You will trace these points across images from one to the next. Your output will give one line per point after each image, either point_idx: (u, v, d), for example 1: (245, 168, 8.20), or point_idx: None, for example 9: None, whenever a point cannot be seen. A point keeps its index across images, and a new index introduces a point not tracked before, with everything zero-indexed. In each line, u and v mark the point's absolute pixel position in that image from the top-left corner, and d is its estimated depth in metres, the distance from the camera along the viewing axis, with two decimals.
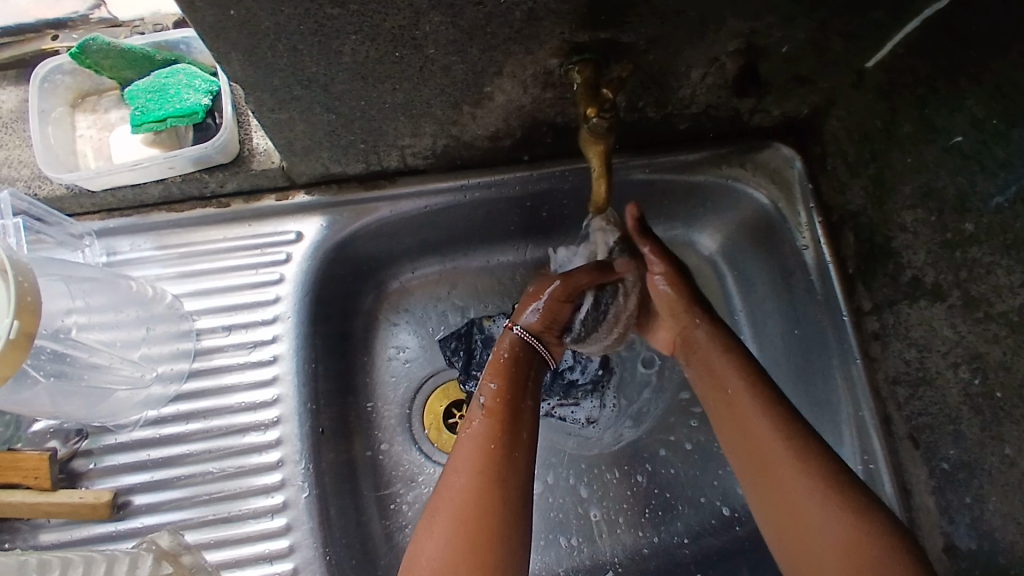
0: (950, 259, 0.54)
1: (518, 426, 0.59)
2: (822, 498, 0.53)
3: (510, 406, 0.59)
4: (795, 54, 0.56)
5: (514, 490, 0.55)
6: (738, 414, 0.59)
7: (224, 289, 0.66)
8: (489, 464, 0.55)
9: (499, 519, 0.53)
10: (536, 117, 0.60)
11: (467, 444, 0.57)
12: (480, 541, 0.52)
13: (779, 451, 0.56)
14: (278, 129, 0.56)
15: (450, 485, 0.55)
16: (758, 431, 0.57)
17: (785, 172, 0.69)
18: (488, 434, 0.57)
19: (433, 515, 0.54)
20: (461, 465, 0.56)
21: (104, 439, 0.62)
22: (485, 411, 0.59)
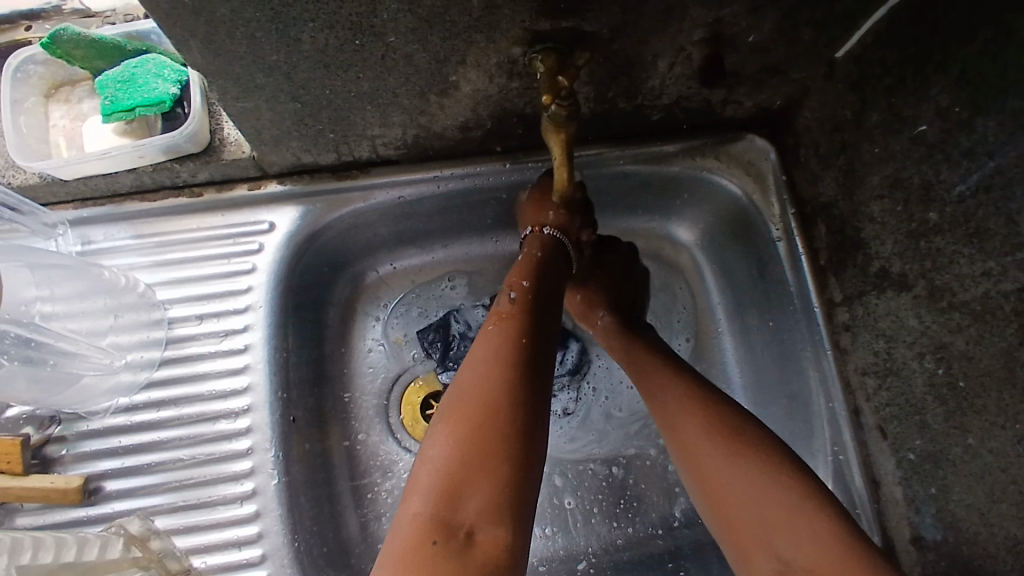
0: (915, 249, 0.54)
1: (542, 327, 0.57)
2: (735, 463, 0.54)
3: (536, 304, 0.58)
4: (763, 44, 0.56)
5: (535, 380, 0.52)
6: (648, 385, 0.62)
7: (197, 279, 0.66)
8: (514, 353, 0.53)
9: (520, 405, 0.50)
10: (505, 107, 0.60)
11: (492, 336, 0.55)
12: (495, 434, 0.48)
13: (691, 418, 0.57)
14: (245, 118, 0.56)
15: (473, 375, 0.52)
16: (675, 403, 0.59)
17: (760, 163, 0.68)
18: (511, 328, 0.55)
19: (449, 407, 0.51)
20: (483, 356, 0.53)
21: (77, 426, 0.62)
22: (512, 307, 0.57)
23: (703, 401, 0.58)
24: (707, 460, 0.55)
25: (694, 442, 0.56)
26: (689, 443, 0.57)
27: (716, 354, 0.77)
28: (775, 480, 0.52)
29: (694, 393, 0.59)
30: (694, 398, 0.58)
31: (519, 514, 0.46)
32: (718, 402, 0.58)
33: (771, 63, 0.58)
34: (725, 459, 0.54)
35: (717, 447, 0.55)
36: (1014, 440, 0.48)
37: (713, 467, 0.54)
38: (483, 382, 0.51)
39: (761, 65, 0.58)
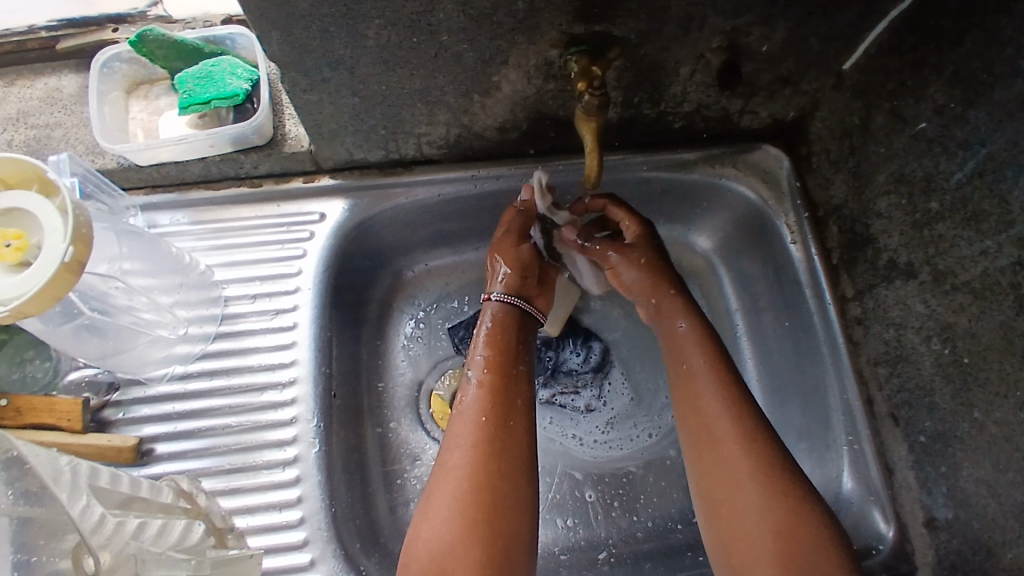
0: (920, 238, 0.58)
1: (518, 395, 0.64)
2: (744, 479, 0.58)
3: (499, 375, 0.65)
4: (776, 54, 0.61)
5: (510, 457, 0.60)
6: (692, 389, 0.64)
7: (252, 262, 0.72)
8: (484, 435, 0.60)
9: (497, 487, 0.58)
10: (540, 109, 0.66)
11: (460, 418, 0.62)
12: (477, 513, 0.56)
13: (716, 422, 0.61)
14: (309, 110, 0.63)
15: (449, 461, 0.59)
16: (704, 404, 0.62)
17: (775, 171, 0.73)
18: (477, 406, 0.62)
19: (435, 487, 0.59)
20: (458, 438, 0.61)
21: (135, 391, 0.67)
22: (477, 383, 0.64)
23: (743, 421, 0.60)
24: (717, 472, 0.59)
25: (710, 452, 0.60)
26: (709, 450, 0.60)
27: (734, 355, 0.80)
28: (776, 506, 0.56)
29: (723, 397, 0.62)
30: (718, 403, 0.61)
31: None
32: (738, 411, 0.61)
33: (783, 73, 0.64)
34: (734, 472, 0.58)
35: (728, 461, 0.59)
36: (1016, 407, 0.51)
37: (734, 485, 0.58)
38: (457, 469, 0.59)
39: (774, 75, 0.64)
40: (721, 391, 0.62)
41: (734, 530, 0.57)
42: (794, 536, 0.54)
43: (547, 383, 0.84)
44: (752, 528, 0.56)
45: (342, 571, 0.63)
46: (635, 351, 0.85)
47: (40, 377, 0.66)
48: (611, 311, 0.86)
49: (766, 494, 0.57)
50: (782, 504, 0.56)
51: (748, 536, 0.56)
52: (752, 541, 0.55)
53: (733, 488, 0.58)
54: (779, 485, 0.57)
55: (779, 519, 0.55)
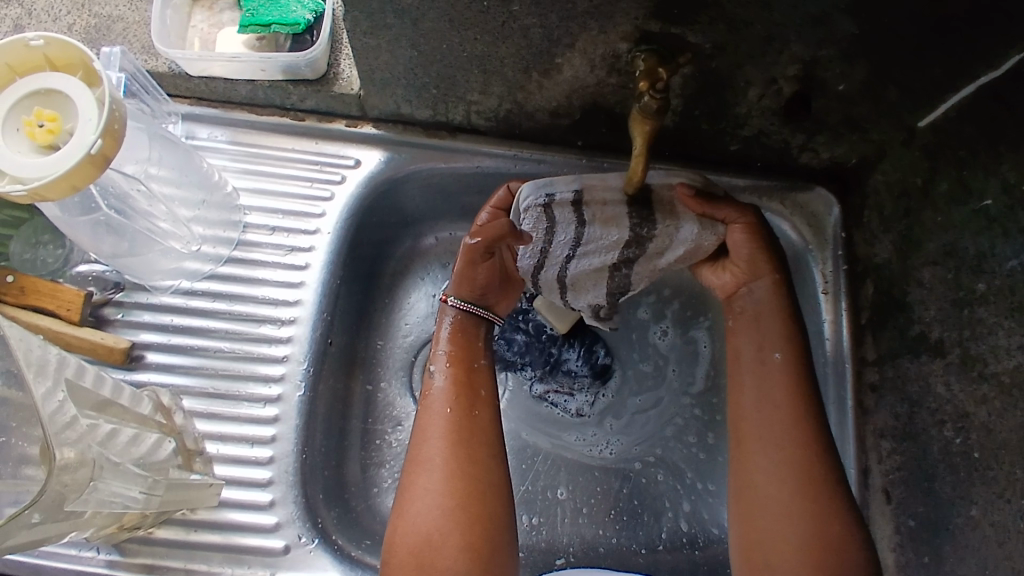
0: (958, 317, 0.55)
1: (484, 389, 0.66)
2: (782, 479, 0.58)
3: (463, 371, 0.66)
4: (851, 96, 0.58)
5: (481, 446, 0.62)
6: (760, 384, 0.62)
7: (279, 194, 0.71)
8: (452, 427, 0.62)
9: (467, 475, 0.60)
10: (597, 101, 0.64)
11: (428, 412, 0.63)
12: (457, 500, 0.58)
13: (774, 432, 0.60)
14: (365, 54, 0.61)
15: (420, 454, 0.61)
16: (773, 398, 0.61)
17: (823, 217, 0.70)
18: (443, 399, 0.64)
19: (410, 480, 0.60)
20: (429, 431, 0.62)
21: (138, 295, 0.67)
22: (442, 380, 0.65)
23: (808, 434, 0.59)
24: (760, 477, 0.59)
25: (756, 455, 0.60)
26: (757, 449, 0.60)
27: None
28: (801, 509, 0.57)
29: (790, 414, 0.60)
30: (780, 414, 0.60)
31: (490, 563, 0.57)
32: (805, 419, 0.60)
33: (855, 118, 0.61)
34: (773, 481, 0.59)
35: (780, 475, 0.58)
36: (1016, 513, 0.49)
37: (764, 473, 0.59)
38: (429, 461, 0.60)
39: (845, 118, 0.61)
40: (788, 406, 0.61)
41: (750, 508, 0.59)
42: (829, 554, 0.55)
43: (543, 379, 0.83)
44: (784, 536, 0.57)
45: (300, 519, 0.62)
46: (640, 367, 0.82)
47: (50, 263, 0.67)
48: (625, 321, 0.84)
49: (801, 506, 0.57)
50: (808, 513, 0.57)
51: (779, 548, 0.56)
52: (772, 534, 0.57)
53: (759, 471, 0.59)
54: (814, 493, 0.57)
55: (805, 525, 0.56)
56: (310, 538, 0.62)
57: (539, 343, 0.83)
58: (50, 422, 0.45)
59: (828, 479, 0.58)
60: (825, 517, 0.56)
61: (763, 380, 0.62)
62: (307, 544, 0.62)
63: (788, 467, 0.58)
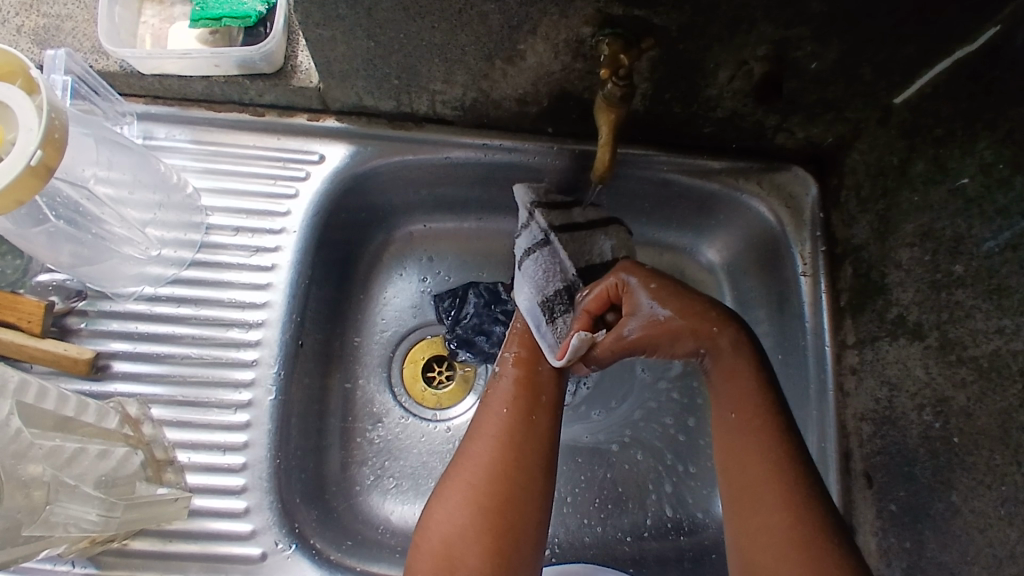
0: (936, 299, 0.55)
1: (549, 392, 0.62)
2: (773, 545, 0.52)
3: (529, 370, 0.63)
4: (825, 75, 0.56)
5: (533, 450, 0.58)
6: (736, 444, 0.57)
7: (242, 193, 0.69)
8: (508, 429, 0.59)
9: (515, 479, 0.56)
10: (564, 88, 0.62)
11: (486, 408, 0.61)
12: (493, 506, 0.55)
13: (754, 459, 0.56)
14: (320, 46, 0.59)
15: (470, 451, 0.58)
16: (750, 458, 0.56)
17: (800, 198, 0.69)
18: (502, 399, 0.61)
19: (453, 474, 0.58)
20: (483, 427, 0.60)
21: (102, 303, 0.65)
22: (506, 377, 0.63)
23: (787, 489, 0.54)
24: (746, 511, 0.55)
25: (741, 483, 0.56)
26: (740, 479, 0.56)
27: None
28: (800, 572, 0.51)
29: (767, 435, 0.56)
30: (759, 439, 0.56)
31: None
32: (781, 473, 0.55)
33: (829, 98, 0.59)
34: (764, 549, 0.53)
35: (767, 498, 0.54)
36: (996, 501, 0.49)
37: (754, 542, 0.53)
38: (477, 456, 0.58)
39: (819, 97, 0.59)
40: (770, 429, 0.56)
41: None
42: None
43: None
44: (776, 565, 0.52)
45: (276, 525, 0.62)
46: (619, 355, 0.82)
47: (8, 274, 0.65)
48: None
49: (792, 547, 0.52)
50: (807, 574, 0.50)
51: None
52: None
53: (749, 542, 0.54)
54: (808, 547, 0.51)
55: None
56: (287, 543, 0.61)
57: None
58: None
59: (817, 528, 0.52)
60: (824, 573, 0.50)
61: (739, 411, 0.57)
62: (284, 550, 0.61)
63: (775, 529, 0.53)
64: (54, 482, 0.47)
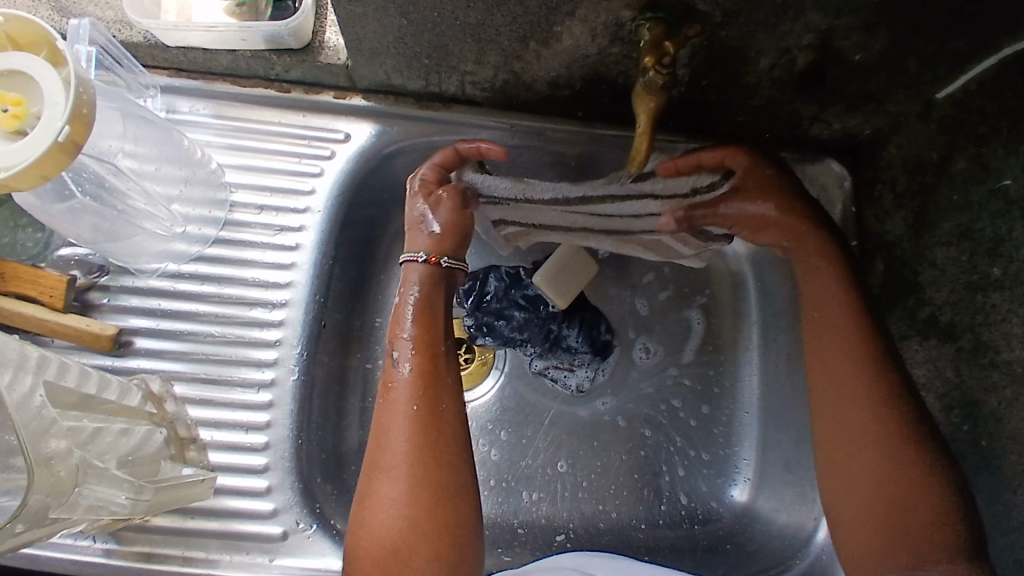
0: (970, 301, 0.54)
1: (448, 376, 0.61)
2: (865, 436, 0.56)
3: (427, 360, 0.60)
4: (868, 67, 0.54)
5: (446, 442, 0.57)
6: (824, 345, 0.59)
7: (265, 170, 0.68)
8: (416, 428, 0.57)
9: (439, 476, 0.56)
10: (598, 71, 0.60)
11: (391, 411, 0.58)
12: (422, 509, 0.55)
13: (848, 358, 0.58)
14: (350, 23, 0.57)
15: (385, 458, 0.57)
16: (841, 358, 0.58)
17: (833, 190, 0.67)
18: (404, 398, 0.58)
19: (373, 487, 0.56)
20: (391, 433, 0.57)
21: (124, 280, 0.65)
22: (408, 369, 0.59)
23: (882, 388, 0.56)
24: (833, 401, 0.58)
25: (835, 415, 0.57)
26: (837, 417, 0.57)
27: (739, 370, 0.79)
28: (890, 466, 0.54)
29: (869, 380, 0.56)
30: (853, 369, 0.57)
31: (462, 562, 0.55)
32: (877, 370, 0.57)
33: (870, 89, 0.57)
34: (857, 441, 0.56)
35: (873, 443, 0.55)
36: None
37: (848, 436, 0.56)
38: (395, 467, 0.56)
39: (860, 89, 0.57)
40: (863, 354, 0.57)
41: (839, 474, 0.57)
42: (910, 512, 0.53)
43: (543, 355, 0.78)
44: (866, 494, 0.55)
45: (297, 505, 0.62)
46: (638, 343, 0.82)
47: (30, 247, 0.64)
48: (624, 298, 0.82)
49: (881, 442, 0.55)
50: (898, 467, 0.54)
51: (867, 504, 0.55)
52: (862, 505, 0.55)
53: (840, 438, 0.57)
54: (899, 444, 0.55)
55: (902, 487, 0.54)
56: (307, 523, 0.62)
57: (538, 319, 0.76)
58: (16, 414, 0.44)
59: (907, 427, 0.55)
60: (909, 468, 0.54)
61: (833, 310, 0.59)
62: (305, 529, 0.62)
63: (866, 421, 0.56)
64: (81, 464, 0.47)
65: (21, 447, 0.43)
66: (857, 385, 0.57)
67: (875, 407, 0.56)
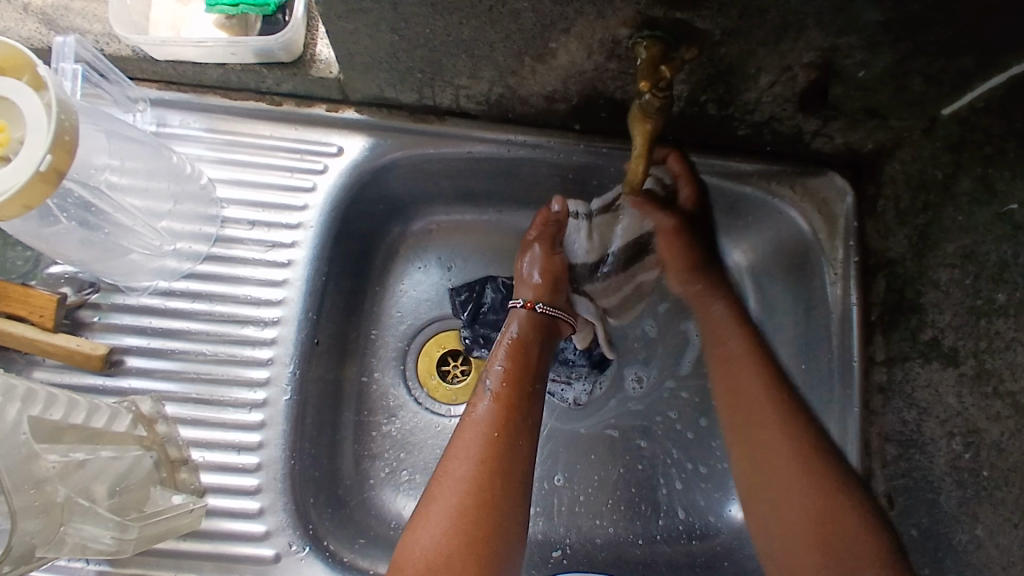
0: (974, 326, 0.54)
1: (530, 417, 0.62)
2: (785, 461, 0.59)
3: (515, 392, 0.62)
4: (871, 84, 0.53)
5: (514, 476, 0.57)
6: (735, 376, 0.64)
7: (257, 184, 0.67)
8: (491, 451, 0.57)
9: (497, 505, 0.55)
10: (595, 87, 0.59)
11: (469, 427, 0.59)
12: (477, 531, 0.54)
13: (756, 388, 0.63)
14: (341, 39, 0.56)
15: (449, 474, 0.57)
16: (752, 386, 0.63)
17: (834, 205, 0.66)
18: (487, 421, 0.59)
19: (432, 498, 0.56)
20: (463, 448, 0.58)
21: (115, 297, 0.64)
22: (491, 395, 0.62)
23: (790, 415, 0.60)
24: (755, 432, 0.61)
25: (756, 445, 0.61)
26: (758, 441, 0.61)
27: None
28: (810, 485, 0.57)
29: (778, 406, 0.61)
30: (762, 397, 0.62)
31: None
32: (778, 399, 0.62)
33: (872, 105, 0.56)
34: (776, 465, 0.59)
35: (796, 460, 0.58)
36: None
37: (774, 463, 0.59)
38: (458, 484, 0.56)
39: (863, 105, 0.56)
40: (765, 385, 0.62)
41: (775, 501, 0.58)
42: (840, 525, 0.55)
43: None
44: (796, 512, 0.57)
45: (290, 526, 0.61)
46: (637, 356, 0.81)
47: (19, 265, 0.64)
48: None
49: (802, 463, 0.58)
50: (821, 486, 0.57)
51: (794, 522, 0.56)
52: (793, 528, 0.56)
53: (765, 465, 0.60)
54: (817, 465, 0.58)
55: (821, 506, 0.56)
56: (300, 546, 0.61)
57: None
58: None
59: (819, 449, 0.59)
60: (830, 488, 0.57)
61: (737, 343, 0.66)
62: (297, 551, 0.61)
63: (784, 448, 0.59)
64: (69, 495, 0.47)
65: (4, 478, 0.42)
66: (767, 415, 0.61)
67: (784, 435, 0.60)
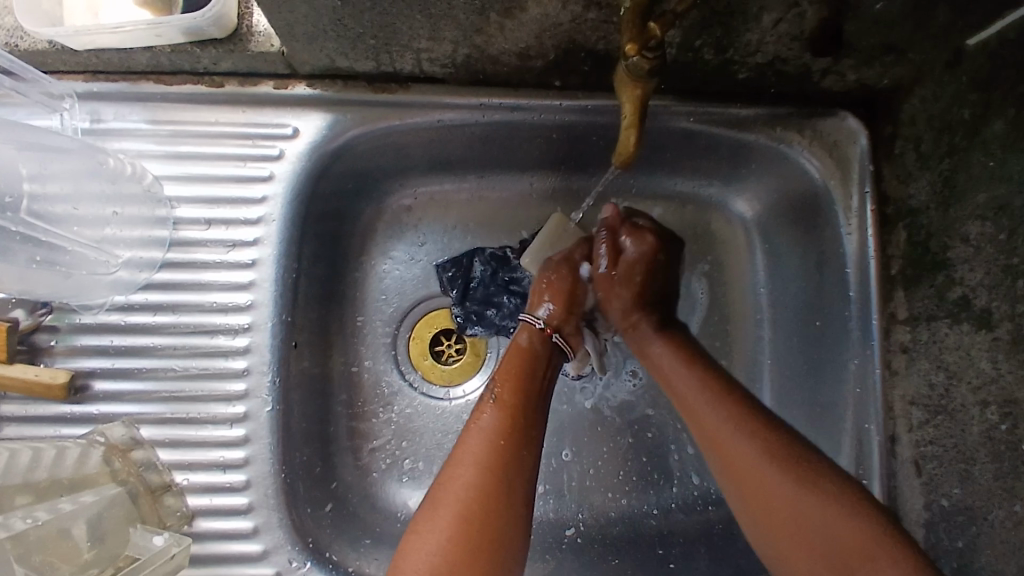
0: (1009, 287, 0.48)
1: (533, 423, 0.56)
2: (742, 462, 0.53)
3: (518, 397, 0.57)
4: (890, 14, 0.46)
5: (520, 486, 0.52)
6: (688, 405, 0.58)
7: (209, 178, 0.60)
8: (496, 455, 0.52)
9: (502, 517, 0.49)
10: (574, 39, 0.52)
11: (473, 432, 0.54)
12: (479, 546, 0.48)
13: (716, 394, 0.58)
14: (275, 9, 0.48)
15: (448, 482, 0.51)
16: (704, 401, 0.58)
17: (847, 146, 0.59)
18: (493, 426, 0.54)
19: (427, 511, 0.50)
20: (464, 455, 0.52)
21: (70, 318, 0.59)
22: (496, 402, 0.56)
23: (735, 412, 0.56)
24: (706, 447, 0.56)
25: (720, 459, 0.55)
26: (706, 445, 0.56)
27: (751, 344, 0.71)
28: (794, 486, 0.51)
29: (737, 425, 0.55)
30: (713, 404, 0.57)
31: None
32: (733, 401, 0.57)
33: (891, 37, 0.49)
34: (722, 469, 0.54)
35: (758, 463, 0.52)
36: None
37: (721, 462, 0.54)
38: (458, 492, 0.50)
39: (880, 38, 0.49)
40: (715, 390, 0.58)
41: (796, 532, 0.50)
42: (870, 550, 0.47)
43: None
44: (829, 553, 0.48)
45: (288, 542, 0.58)
46: None
47: None
48: None
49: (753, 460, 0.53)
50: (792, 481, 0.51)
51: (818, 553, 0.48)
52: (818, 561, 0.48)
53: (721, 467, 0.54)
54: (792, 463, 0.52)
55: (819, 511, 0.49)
56: (301, 561, 0.58)
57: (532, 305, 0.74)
58: None
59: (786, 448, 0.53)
60: (820, 486, 0.50)
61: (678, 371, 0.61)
62: (299, 567, 0.58)
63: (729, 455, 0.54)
64: None
65: None
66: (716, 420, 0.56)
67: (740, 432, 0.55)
